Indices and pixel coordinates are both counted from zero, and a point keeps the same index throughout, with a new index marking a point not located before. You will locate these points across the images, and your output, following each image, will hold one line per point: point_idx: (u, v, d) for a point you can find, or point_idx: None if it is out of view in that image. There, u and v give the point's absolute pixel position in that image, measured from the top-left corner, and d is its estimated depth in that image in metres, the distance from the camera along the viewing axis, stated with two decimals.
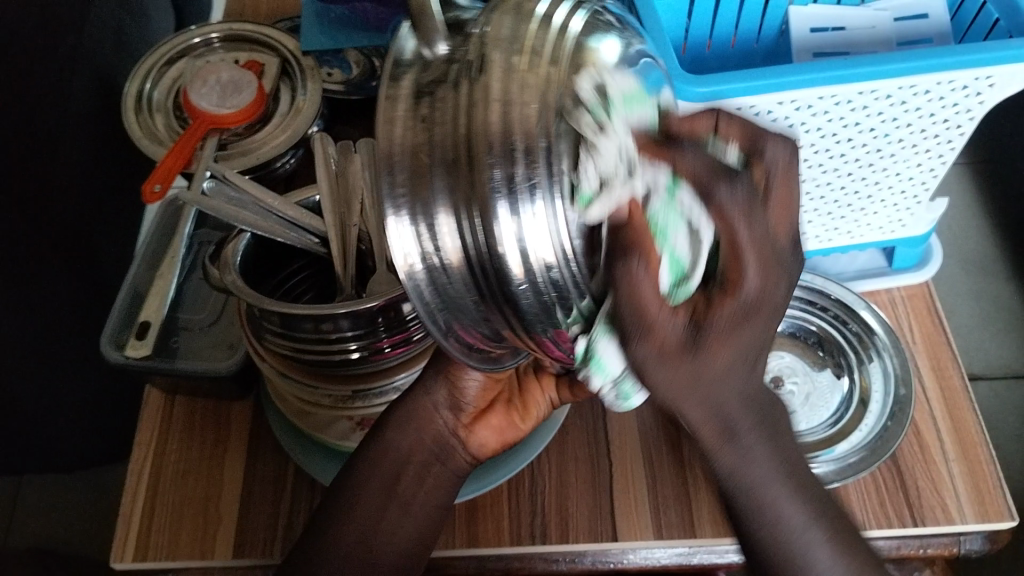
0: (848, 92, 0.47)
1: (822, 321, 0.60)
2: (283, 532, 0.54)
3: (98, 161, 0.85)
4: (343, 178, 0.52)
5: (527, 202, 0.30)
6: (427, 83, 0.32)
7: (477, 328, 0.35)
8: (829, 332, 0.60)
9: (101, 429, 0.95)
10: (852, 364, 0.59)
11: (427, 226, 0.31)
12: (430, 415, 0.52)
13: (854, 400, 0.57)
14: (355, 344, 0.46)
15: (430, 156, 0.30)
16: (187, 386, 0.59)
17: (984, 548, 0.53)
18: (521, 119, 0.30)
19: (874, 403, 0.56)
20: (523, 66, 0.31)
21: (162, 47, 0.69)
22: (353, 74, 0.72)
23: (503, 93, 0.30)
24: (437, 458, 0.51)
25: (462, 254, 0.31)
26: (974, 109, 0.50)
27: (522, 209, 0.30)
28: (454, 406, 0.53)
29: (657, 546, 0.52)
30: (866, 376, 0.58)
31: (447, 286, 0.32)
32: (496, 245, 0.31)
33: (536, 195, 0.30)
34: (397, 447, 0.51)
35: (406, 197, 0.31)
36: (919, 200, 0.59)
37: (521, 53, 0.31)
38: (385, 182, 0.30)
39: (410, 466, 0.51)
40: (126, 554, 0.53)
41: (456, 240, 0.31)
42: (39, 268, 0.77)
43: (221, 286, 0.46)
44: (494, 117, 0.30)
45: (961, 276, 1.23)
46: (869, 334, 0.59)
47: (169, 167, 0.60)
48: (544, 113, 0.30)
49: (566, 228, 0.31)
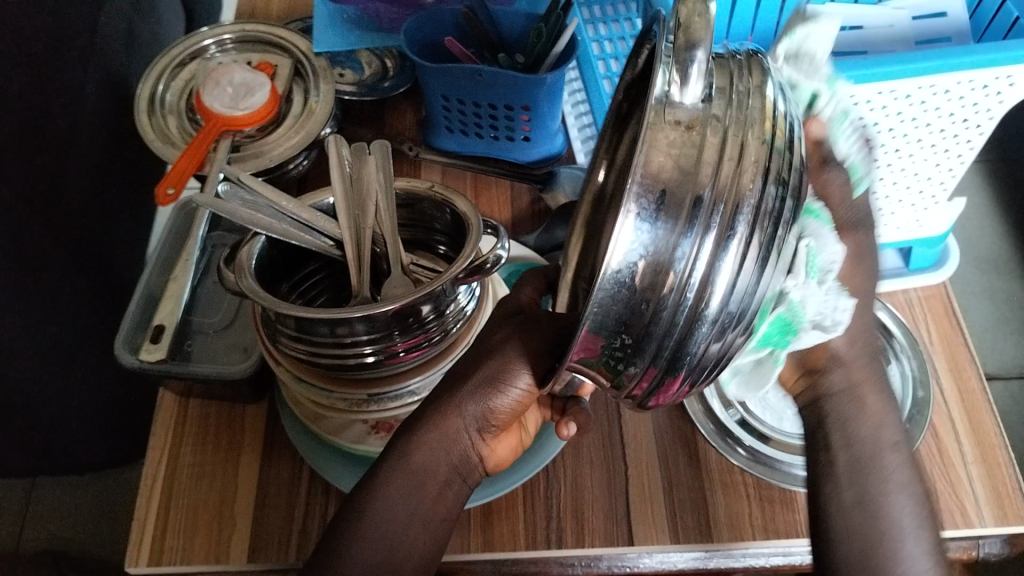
0: (867, 93, 0.47)
1: None
2: (298, 534, 0.53)
3: (109, 160, 0.85)
4: (357, 181, 0.51)
5: (725, 241, 0.31)
6: (685, 109, 0.30)
7: (595, 347, 0.34)
8: None
9: (113, 431, 0.95)
10: None
11: (651, 224, 0.30)
12: (454, 428, 0.44)
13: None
14: (369, 347, 0.46)
15: (679, 188, 0.30)
16: (201, 389, 0.59)
17: (1003, 551, 0.52)
18: (739, 183, 0.30)
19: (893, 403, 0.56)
20: (755, 135, 0.31)
21: (174, 49, 0.69)
22: (365, 74, 0.75)
23: (734, 157, 0.30)
24: (460, 475, 0.45)
25: (657, 267, 0.31)
26: (994, 108, 0.49)
27: (722, 249, 0.31)
28: (483, 426, 0.45)
29: (673, 550, 0.52)
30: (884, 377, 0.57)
31: (630, 301, 0.31)
32: (689, 270, 0.31)
33: (733, 235, 0.31)
34: (418, 465, 0.44)
35: (654, 203, 0.30)
36: (937, 199, 0.58)
37: (758, 127, 0.31)
38: (636, 179, 0.29)
39: (432, 480, 0.44)
40: (141, 558, 0.53)
41: (678, 258, 0.31)
42: (51, 266, 0.77)
43: (236, 291, 0.45)
44: (728, 176, 0.30)
45: (976, 275, 1.23)
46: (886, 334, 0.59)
47: (181, 170, 0.59)
48: (759, 184, 0.31)
49: (741, 268, 0.31)
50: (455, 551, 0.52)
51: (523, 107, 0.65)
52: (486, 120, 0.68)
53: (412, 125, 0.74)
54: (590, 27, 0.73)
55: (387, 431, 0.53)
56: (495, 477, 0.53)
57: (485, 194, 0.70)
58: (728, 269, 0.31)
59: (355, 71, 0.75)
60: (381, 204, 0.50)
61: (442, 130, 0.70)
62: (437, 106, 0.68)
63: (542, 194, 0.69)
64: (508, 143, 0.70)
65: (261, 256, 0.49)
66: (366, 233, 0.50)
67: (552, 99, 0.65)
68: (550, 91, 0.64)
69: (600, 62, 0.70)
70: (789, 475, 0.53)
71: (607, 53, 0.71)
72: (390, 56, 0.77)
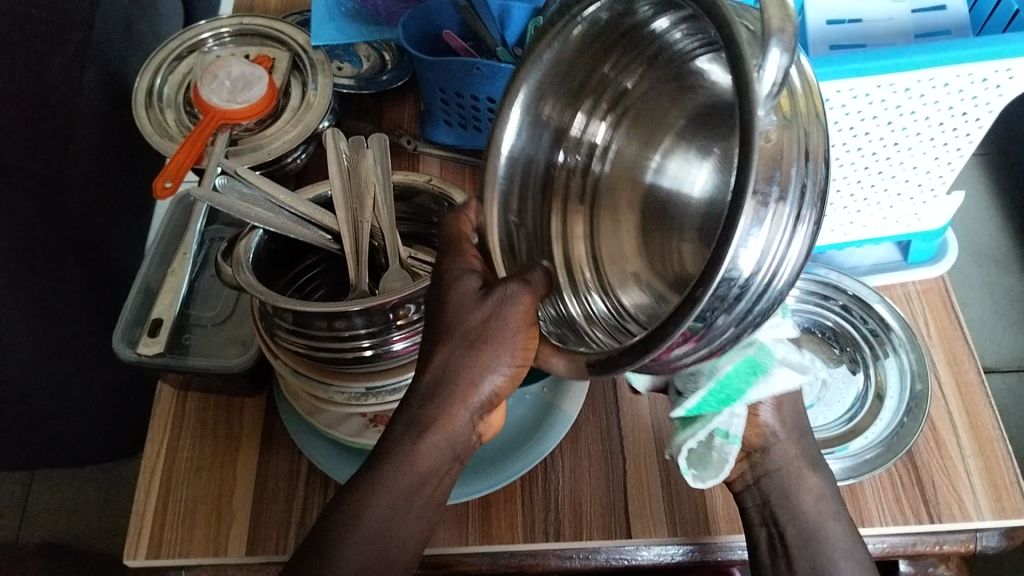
0: (866, 86, 0.47)
1: (835, 315, 0.60)
2: (296, 528, 0.54)
3: (106, 155, 0.84)
4: (354, 174, 0.51)
5: (794, 224, 0.32)
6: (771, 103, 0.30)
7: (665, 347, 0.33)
8: (844, 326, 0.59)
9: (112, 425, 0.95)
10: (867, 359, 0.58)
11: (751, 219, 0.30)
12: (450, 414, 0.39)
13: (870, 396, 0.56)
14: (368, 340, 0.46)
15: (768, 180, 0.30)
16: (199, 382, 0.59)
17: (1001, 545, 0.52)
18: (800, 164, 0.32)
19: (891, 397, 0.56)
20: (800, 124, 0.32)
21: (172, 42, 0.69)
22: (364, 68, 0.76)
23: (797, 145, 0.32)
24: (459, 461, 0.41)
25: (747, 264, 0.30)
26: (993, 101, 0.49)
27: (793, 229, 0.32)
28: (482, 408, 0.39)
29: (671, 543, 0.52)
30: (882, 372, 0.57)
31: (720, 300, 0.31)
32: (767, 257, 0.31)
33: (800, 218, 0.32)
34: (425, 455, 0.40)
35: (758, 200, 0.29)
36: (936, 193, 0.58)
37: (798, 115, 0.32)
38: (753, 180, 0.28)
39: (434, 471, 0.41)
40: (140, 551, 0.53)
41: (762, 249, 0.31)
42: (50, 260, 0.77)
43: (234, 284, 0.46)
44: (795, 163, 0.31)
45: (974, 269, 1.23)
46: (884, 327, 0.59)
47: (179, 162, 0.59)
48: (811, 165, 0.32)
49: (798, 247, 0.33)
50: (453, 543, 0.52)
51: None
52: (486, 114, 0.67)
53: (410, 119, 0.74)
54: None
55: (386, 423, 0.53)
56: (485, 471, 0.53)
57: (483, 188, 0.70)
58: (791, 246, 0.32)
59: (353, 64, 0.76)
60: (379, 197, 0.50)
61: (440, 124, 0.70)
62: (435, 98, 0.68)
63: None
64: None
65: (259, 250, 0.49)
66: (366, 226, 0.50)
67: None
68: None
69: None
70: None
71: None
72: (389, 49, 0.77)
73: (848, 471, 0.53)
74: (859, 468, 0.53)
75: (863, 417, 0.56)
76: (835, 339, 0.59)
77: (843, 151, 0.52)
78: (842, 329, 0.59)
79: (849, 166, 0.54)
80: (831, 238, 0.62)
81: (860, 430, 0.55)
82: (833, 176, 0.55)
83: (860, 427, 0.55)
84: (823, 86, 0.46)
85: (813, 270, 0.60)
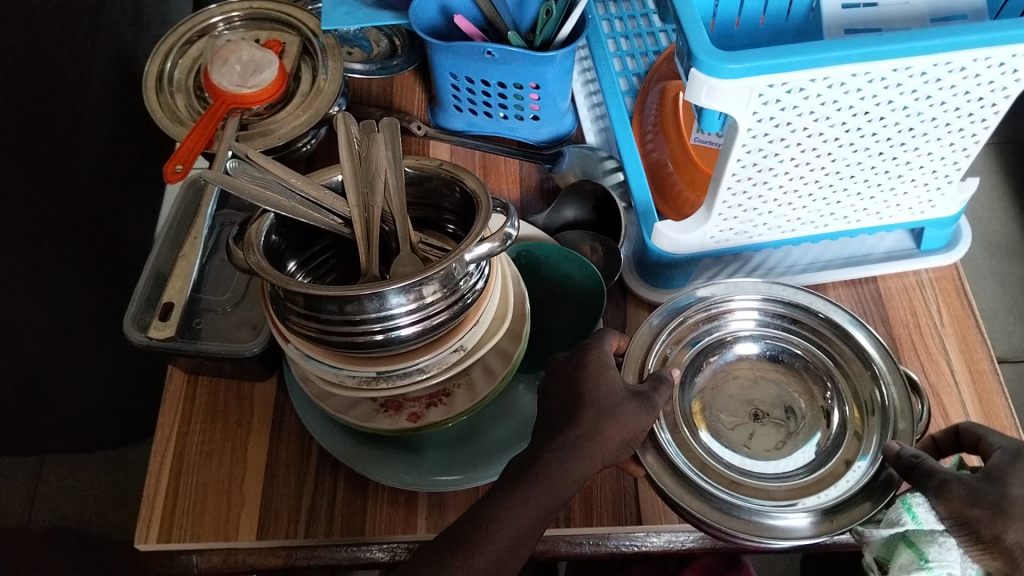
0: (882, 69, 0.46)
1: (806, 341, 0.53)
2: (307, 513, 0.54)
3: (118, 135, 0.85)
4: (366, 158, 0.50)
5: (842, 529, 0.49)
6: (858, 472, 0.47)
7: None
8: (814, 353, 0.52)
9: (127, 408, 0.95)
10: (841, 391, 0.51)
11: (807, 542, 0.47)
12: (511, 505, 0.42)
13: (846, 429, 0.49)
14: (380, 325, 0.44)
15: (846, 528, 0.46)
16: (209, 367, 0.59)
17: None
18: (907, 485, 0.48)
19: (869, 443, 0.47)
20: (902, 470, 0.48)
21: (183, 26, 0.69)
22: (374, 52, 0.76)
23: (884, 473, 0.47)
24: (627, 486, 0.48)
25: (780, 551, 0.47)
26: (1010, 87, 0.49)
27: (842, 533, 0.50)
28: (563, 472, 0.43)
29: (681, 530, 0.52)
30: (868, 415, 0.48)
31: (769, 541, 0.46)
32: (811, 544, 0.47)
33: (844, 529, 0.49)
34: (512, 518, 0.42)
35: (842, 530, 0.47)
36: (950, 179, 0.57)
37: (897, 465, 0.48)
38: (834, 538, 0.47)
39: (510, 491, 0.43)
40: (151, 535, 0.54)
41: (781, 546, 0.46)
42: (59, 240, 0.78)
43: (244, 267, 0.45)
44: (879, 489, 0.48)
45: (985, 257, 1.27)
46: (865, 364, 0.50)
47: (190, 148, 0.58)
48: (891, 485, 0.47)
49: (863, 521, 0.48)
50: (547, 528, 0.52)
51: (533, 86, 0.65)
52: (496, 100, 0.68)
53: (421, 103, 0.74)
54: (600, 6, 0.75)
55: (396, 409, 0.51)
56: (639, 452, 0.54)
57: (495, 172, 0.70)
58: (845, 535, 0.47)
59: (363, 49, 0.77)
60: (391, 181, 0.49)
61: (451, 109, 0.71)
62: (446, 83, 0.68)
63: (550, 173, 0.69)
64: (517, 122, 0.70)
65: (271, 232, 0.48)
66: (376, 211, 0.49)
67: (561, 78, 0.65)
68: (560, 70, 0.64)
69: (608, 40, 0.73)
70: (753, 523, 0.43)
71: (618, 31, 0.74)
72: (399, 35, 0.78)
73: (815, 527, 0.43)
74: (823, 525, 0.43)
75: (835, 467, 0.47)
76: (806, 368, 0.53)
77: (857, 136, 0.51)
78: (807, 348, 0.53)
79: (862, 152, 0.53)
80: (845, 225, 0.61)
81: (832, 481, 0.47)
82: (847, 161, 0.54)
83: (825, 481, 0.47)
84: (839, 69, 0.45)
85: (758, 290, 0.53)
